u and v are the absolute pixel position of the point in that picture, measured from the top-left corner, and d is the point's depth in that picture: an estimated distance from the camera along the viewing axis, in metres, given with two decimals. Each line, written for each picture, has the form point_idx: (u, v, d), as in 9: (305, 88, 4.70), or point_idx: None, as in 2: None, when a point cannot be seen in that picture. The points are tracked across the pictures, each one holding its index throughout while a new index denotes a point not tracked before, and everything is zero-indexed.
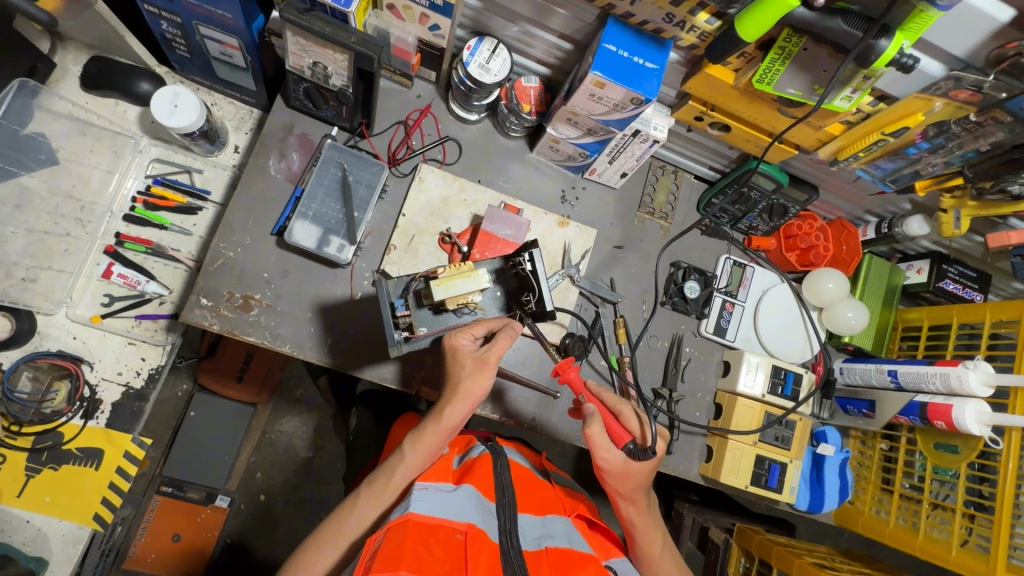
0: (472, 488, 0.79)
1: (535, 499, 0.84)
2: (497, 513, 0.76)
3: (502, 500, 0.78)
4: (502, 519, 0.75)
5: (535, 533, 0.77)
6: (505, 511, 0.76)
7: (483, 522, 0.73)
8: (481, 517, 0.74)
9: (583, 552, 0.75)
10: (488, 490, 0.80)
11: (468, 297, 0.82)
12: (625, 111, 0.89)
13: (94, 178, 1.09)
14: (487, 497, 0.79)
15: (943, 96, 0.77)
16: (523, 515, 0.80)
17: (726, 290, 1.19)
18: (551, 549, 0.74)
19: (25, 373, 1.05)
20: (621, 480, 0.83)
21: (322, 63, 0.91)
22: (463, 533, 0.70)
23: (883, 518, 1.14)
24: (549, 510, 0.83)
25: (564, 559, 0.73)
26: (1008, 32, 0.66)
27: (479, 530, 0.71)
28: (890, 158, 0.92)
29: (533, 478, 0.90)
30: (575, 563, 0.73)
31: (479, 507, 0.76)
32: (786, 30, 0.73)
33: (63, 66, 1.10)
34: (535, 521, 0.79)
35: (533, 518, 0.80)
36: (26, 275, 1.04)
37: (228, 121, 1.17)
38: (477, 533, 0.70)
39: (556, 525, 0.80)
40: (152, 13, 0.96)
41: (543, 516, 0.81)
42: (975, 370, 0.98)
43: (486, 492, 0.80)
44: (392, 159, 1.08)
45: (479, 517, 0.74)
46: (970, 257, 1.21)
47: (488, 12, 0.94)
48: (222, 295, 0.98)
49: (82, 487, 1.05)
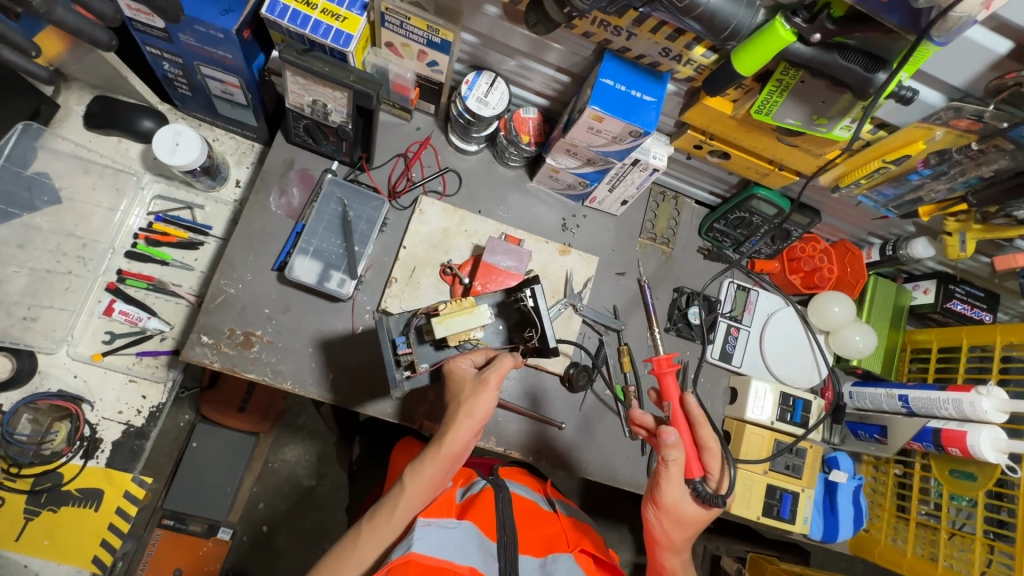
0: (472, 529, 0.77)
1: (536, 539, 0.82)
2: (498, 554, 0.75)
3: (504, 540, 0.76)
4: (503, 562, 0.74)
5: None
6: (506, 553, 0.75)
7: (484, 566, 0.72)
8: (483, 560, 0.73)
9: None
10: (490, 529, 0.79)
11: (469, 333, 0.81)
12: (623, 143, 0.90)
13: (96, 216, 1.10)
14: (487, 537, 0.77)
15: (944, 125, 0.76)
16: (524, 556, 0.78)
17: (730, 315, 1.19)
18: None
19: (24, 416, 1.04)
20: (674, 517, 0.87)
21: (321, 101, 0.92)
22: None
23: (900, 547, 1.12)
24: (552, 549, 0.81)
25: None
26: (1007, 63, 0.65)
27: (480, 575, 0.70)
28: (892, 183, 0.91)
29: (535, 512, 0.88)
30: None
31: (480, 548, 0.74)
32: (783, 63, 0.73)
33: (66, 106, 1.11)
34: (536, 564, 0.78)
35: (534, 560, 0.78)
36: (27, 313, 1.04)
37: (230, 155, 1.18)
38: None
39: (558, 564, 0.77)
40: (154, 55, 0.97)
41: (545, 557, 0.79)
42: (989, 396, 0.96)
43: (488, 530, 0.78)
44: (392, 193, 1.08)
45: (480, 559, 0.73)
46: (977, 277, 1.20)
47: (485, 47, 0.95)
48: (223, 332, 0.97)
49: (83, 527, 1.04)
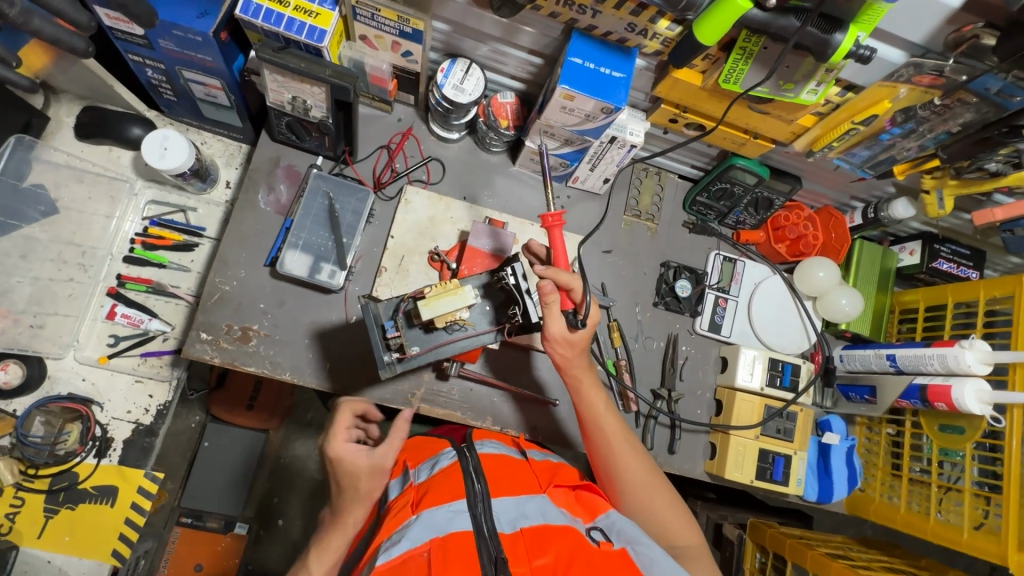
0: (434, 508, 0.73)
1: (510, 481, 0.81)
2: (468, 508, 0.73)
3: (472, 494, 0.74)
4: (475, 510, 0.73)
5: (511, 515, 0.75)
6: (477, 502, 0.74)
7: (449, 527, 0.71)
8: (446, 523, 0.71)
9: (560, 527, 0.74)
10: (455, 489, 0.76)
11: (456, 315, 0.83)
12: (597, 121, 0.91)
13: (95, 224, 1.13)
14: (452, 498, 0.74)
15: (908, 82, 0.77)
16: (498, 498, 0.77)
17: (718, 287, 1.21)
18: (526, 529, 0.73)
19: (37, 419, 1.08)
20: (563, 348, 0.88)
21: (301, 97, 0.94)
22: (428, 552, 0.67)
23: (895, 503, 1.13)
24: (526, 490, 0.80)
25: (539, 539, 0.72)
26: (962, 16, 0.67)
27: (444, 541, 0.69)
28: (865, 145, 0.92)
29: (507, 463, 0.86)
30: (551, 538, 0.72)
31: (446, 513, 0.72)
32: (745, 30, 0.74)
33: (57, 118, 1.14)
34: (511, 502, 0.76)
35: (509, 500, 0.77)
36: (33, 321, 1.07)
37: (218, 157, 1.20)
38: (442, 545, 0.68)
39: (531, 504, 0.77)
40: (137, 62, 0.99)
41: (520, 495, 0.78)
42: (972, 349, 0.98)
43: (454, 492, 0.75)
44: (377, 184, 1.10)
45: (444, 524, 0.71)
46: (961, 235, 1.21)
47: (458, 35, 0.97)
48: (221, 328, 1.00)
49: (102, 522, 1.08)
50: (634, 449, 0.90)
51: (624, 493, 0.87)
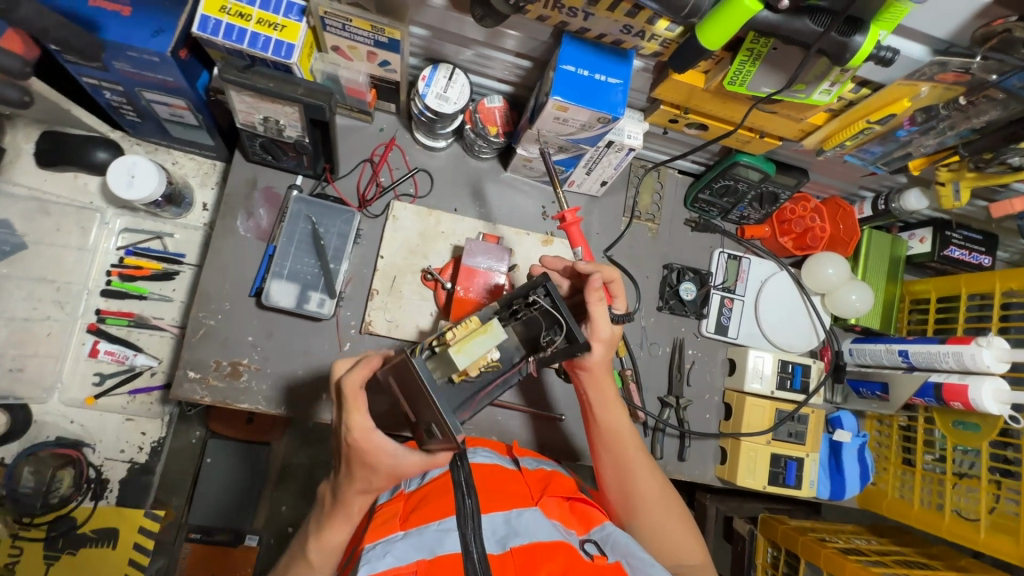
0: (422, 527, 0.71)
1: (503, 494, 0.78)
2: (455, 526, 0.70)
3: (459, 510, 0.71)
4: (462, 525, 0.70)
5: (501, 533, 0.72)
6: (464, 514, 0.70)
7: (433, 547, 0.68)
8: (433, 542, 0.69)
9: (551, 542, 0.71)
10: (444, 507, 0.74)
11: (490, 357, 0.69)
12: (593, 129, 0.85)
13: (67, 257, 1.07)
14: (442, 515, 0.72)
15: (930, 80, 0.71)
16: (488, 514, 0.74)
17: (723, 287, 1.16)
18: (516, 548, 0.69)
19: (26, 468, 1.03)
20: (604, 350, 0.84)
21: (273, 118, 0.87)
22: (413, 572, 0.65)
23: (907, 500, 1.12)
24: (517, 502, 0.77)
25: (529, 558, 0.68)
26: (993, 10, 0.60)
27: (430, 562, 0.67)
28: (879, 141, 0.86)
29: (498, 472, 0.82)
30: (541, 557, 0.68)
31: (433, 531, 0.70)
32: (752, 32, 0.67)
33: (14, 145, 1.06)
34: (501, 518, 0.74)
35: (499, 516, 0.74)
36: (12, 364, 1.02)
37: (192, 177, 1.14)
38: (429, 565, 0.66)
39: (523, 518, 0.74)
40: (92, 85, 0.91)
41: (510, 510, 0.75)
42: (989, 347, 0.95)
43: (443, 509, 0.73)
44: (362, 202, 1.04)
45: (431, 545, 0.69)
46: (974, 220, 1.16)
47: (438, 40, 0.89)
48: (209, 366, 0.96)
49: (106, 565, 1.06)
50: (645, 459, 0.87)
51: (635, 506, 0.84)
